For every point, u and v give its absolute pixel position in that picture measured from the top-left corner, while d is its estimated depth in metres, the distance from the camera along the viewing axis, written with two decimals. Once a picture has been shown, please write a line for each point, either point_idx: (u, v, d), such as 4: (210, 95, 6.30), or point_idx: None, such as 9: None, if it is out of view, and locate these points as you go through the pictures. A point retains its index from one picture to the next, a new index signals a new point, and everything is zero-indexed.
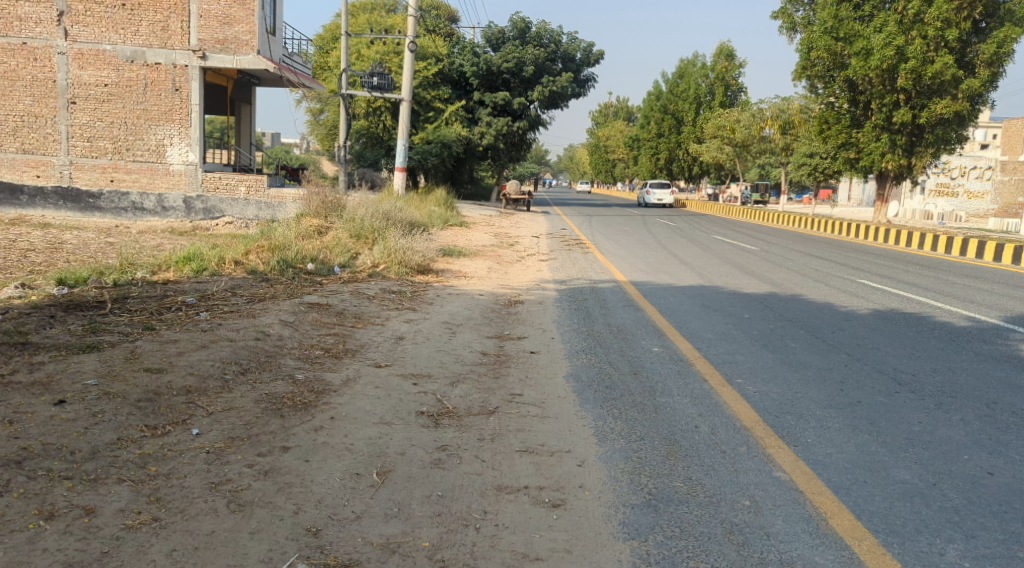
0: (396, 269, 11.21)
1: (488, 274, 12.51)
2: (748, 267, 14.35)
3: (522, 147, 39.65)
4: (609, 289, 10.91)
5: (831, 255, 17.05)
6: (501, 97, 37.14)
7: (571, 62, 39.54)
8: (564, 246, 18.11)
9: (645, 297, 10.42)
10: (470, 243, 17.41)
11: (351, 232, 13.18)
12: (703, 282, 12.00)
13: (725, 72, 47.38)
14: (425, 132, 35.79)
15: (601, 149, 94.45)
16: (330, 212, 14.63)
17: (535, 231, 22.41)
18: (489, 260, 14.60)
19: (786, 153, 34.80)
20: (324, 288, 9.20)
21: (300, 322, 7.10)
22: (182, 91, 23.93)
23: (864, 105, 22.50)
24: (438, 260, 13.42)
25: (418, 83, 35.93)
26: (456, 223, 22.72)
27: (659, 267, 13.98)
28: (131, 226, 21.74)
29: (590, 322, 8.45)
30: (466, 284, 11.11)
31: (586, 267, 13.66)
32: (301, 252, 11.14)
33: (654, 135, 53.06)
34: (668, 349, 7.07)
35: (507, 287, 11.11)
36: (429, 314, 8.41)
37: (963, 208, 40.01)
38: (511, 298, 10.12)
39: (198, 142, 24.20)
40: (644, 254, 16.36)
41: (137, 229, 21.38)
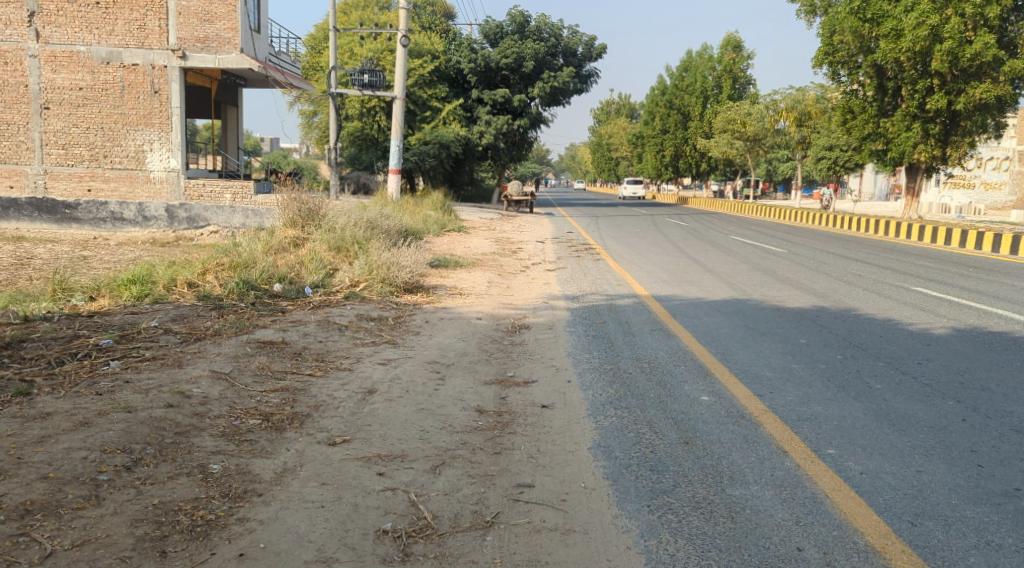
0: (379, 288, 9.57)
1: (488, 289, 10.89)
2: (783, 273, 12.69)
3: (524, 146, 37.97)
4: (630, 308, 9.25)
5: (868, 257, 15.40)
6: (500, 94, 35.50)
7: (572, 57, 37.88)
8: (571, 252, 16.47)
9: (673, 316, 8.80)
10: (469, 252, 15.78)
11: (330, 244, 11.54)
12: (736, 295, 10.33)
13: (733, 65, 45.55)
14: (421, 132, 34.21)
15: (604, 148, 92.60)
16: (309, 220, 12.99)
17: (539, 236, 20.80)
18: (489, 272, 12.95)
19: (803, 146, 33.08)
20: (286, 318, 7.53)
21: (238, 372, 5.44)
22: (162, 93, 22.18)
23: (894, 93, 20.82)
24: (432, 274, 11.78)
25: (414, 82, 34.32)
26: (454, 228, 21.12)
27: (682, 277, 12.32)
28: (110, 238, 20.14)
29: (614, 355, 6.79)
30: (461, 303, 9.46)
31: (599, 278, 12.02)
32: (265, 271, 9.54)
33: (660, 131, 51.39)
34: (721, 398, 5.42)
35: (509, 306, 9.48)
36: (412, 351, 6.73)
37: (981, 200, 38.25)
38: (515, 323, 8.47)
39: (179, 147, 22.47)
40: (661, 261, 14.71)
41: (115, 240, 19.77)
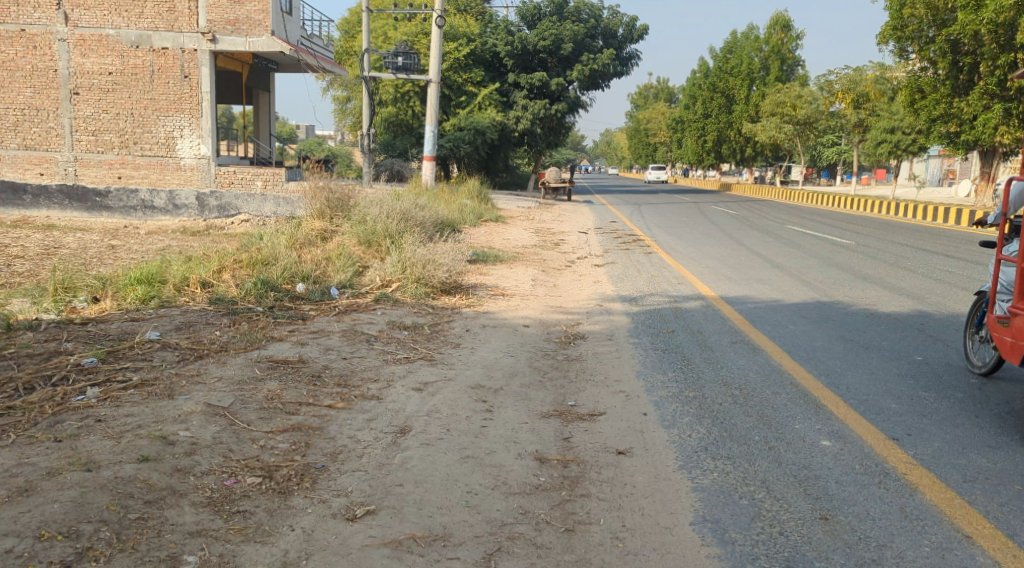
0: (413, 289, 8.52)
1: (534, 289, 9.82)
2: (861, 270, 11.42)
3: (562, 132, 36.59)
4: (699, 314, 8.07)
5: (947, 251, 14.07)
6: (538, 77, 34.20)
7: (613, 38, 36.42)
8: (619, 244, 15.31)
9: (751, 324, 7.63)
10: (508, 245, 14.68)
11: (359, 238, 10.56)
12: (817, 297, 9.10)
13: (781, 45, 45.00)
14: (457, 118, 33.16)
15: (641, 133, 90.43)
16: (337, 212, 11.97)
17: (581, 226, 19.63)
18: (532, 268, 11.85)
19: (859, 130, 31.33)
20: (306, 328, 6.48)
21: (241, 405, 4.38)
22: (192, 77, 21.36)
23: (970, 70, 19.54)
24: (471, 271, 10.73)
25: (449, 66, 33.19)
26: (492, 218, 20.05)
27: (747, 275, 11.10)
28: (141, 227, 19.42)
29: (695, 378, 5.63)
30: (505, 307, 8.38)
31: (656, 276, 10.87)
32: (287, 269, 8.58)
33: (702, 116, 49.79)
34: (848, 445, 4.27)
35: (560, 311, 8.40)
36: (452, 371, 5.66)
37: None
38: (570, 332, 7.38)
39: (210, 133, 21.57)
40: (720, 256, 13.48)
41: (145, 229, 19.03)
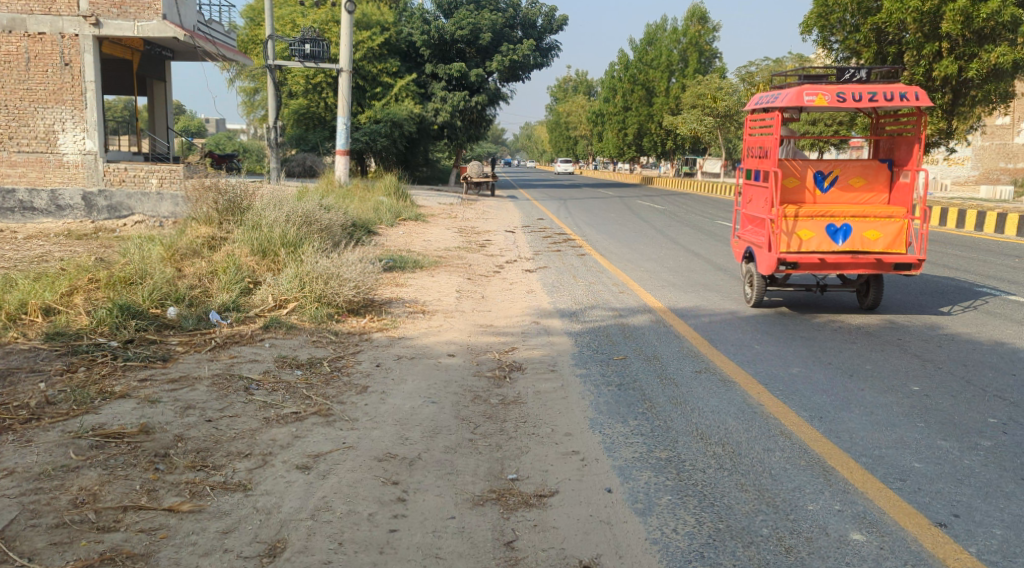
0: (314, 311, 7.13)
1: (458, 303, 8.57)
2: None
3: (482, 125, 35.32)
4: (652, 336, 6.95)
5: None
6: (456, 68, 32.75)
7: (531, 29, 35.38)
8: (549, 245, 14.19)
9: (713, 345, 6.54)
10: (429, 248, 13.35)
11: (252, 248, 8.97)
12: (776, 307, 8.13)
13: (698, 37, 44.37)
14: (372, 110, 31.50)
15: (562, 126, 89.70)
16: (228, 216, 10.27)
17: (507, 224, 18.46)
18: (457, 276, 10.60)
19: None
20: (166, 375, 5.02)
21: (25, 523, 3.03)
22: (74, 65, 19.05)
23: (895, 60, 19.36)
24: (386, 283, 9.40)
25: (362, 56, 31.47)
26: (411, 216, 18.66)
27: (692, 279, 10.08)
28: (19, 231, 17.21)
29: (663, 430, 4.45)
30: (425, 330, 7.07)
31: (594, 284, 9.74)
32: (156, 291, 7.06)
33: (622, 108, 49.24)
34: (882, 539, 3.20)
35: (491, 334, 7.16)
36: (353, 433, 4.34)
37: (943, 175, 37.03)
38: (504, 363, 6.14)
39: (97, 127, 19.31)
40: (658, 257, 12.49)
41: (23, 233, 16.78)
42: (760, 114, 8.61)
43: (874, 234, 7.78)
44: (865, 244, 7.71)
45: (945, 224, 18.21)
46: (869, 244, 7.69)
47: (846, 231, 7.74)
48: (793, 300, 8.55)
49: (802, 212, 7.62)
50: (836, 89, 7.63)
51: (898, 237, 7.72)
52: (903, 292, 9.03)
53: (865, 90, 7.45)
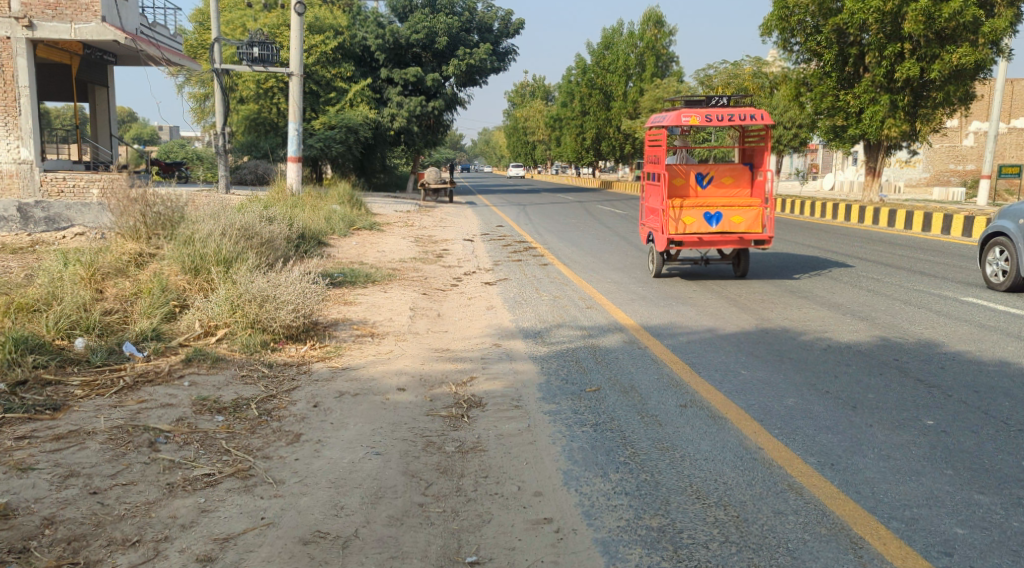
0: (245, 338, 6.28)
1: (411, 322, 7.77)
2: (790, 283, 9.95)
3: (439, 131, 34.49)
4: (627, 359, 6.24)
5: (863, 255, 13.13)
6: (412, 72, 31.90)
7: (488, 33, 34.67)
8: (510, 255, 13.46)
9: (697, 371, 5.84)
10: (383, 260, 12.54)
11: (181, 265, 8.07)
12: (758, 322, 7.49)
13: (655, 41, 44.16)
14: (325, 116, 30.52)
15: (521, 131, 89.01)
16: (158, 230, 9.28)
17: (465, 232, 17.68)
18: (411, 291, 9.81)
19: None
20: (54, 430, 4.17)
21: None
22: (6, 70, 18.53)
23: (856, 62, 19.00)
24: (332, 301, 8.56)
25: (315, 60, 30.50)
26: (365, 225, 17.80)
27: (664, 292, 9.42)
28: None
29: (653, 487, 3.73)
30: (372, 358, 6.26)
31: (561, 298, 9.01)
32: (63, 319, 6.18)
33: (580, 113, 48.72)
34: None
35: (447, 360, 6.38)
36: (277, 504, 3.55)
37: (897, 177, 37.14)
38: (464, 398, 5.35)
39: (31, 134, 18.80)
40: (625, 266, 11.85)
41: None
42: (652, 129, 10.97)
43: (739, 218, 10.31)
44: (731, 226, 10.22)
45: (911, 228, 17.87)
46: (734, 226, 10.22)
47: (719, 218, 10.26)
48: (689, 275, 10.98)
49: (686, 205, 10.12)
50: (706, 112, 9.93)
51: (756, 221, 10.27)
52: (768, 268, 11.65)
53: (727, 113, 9.76)
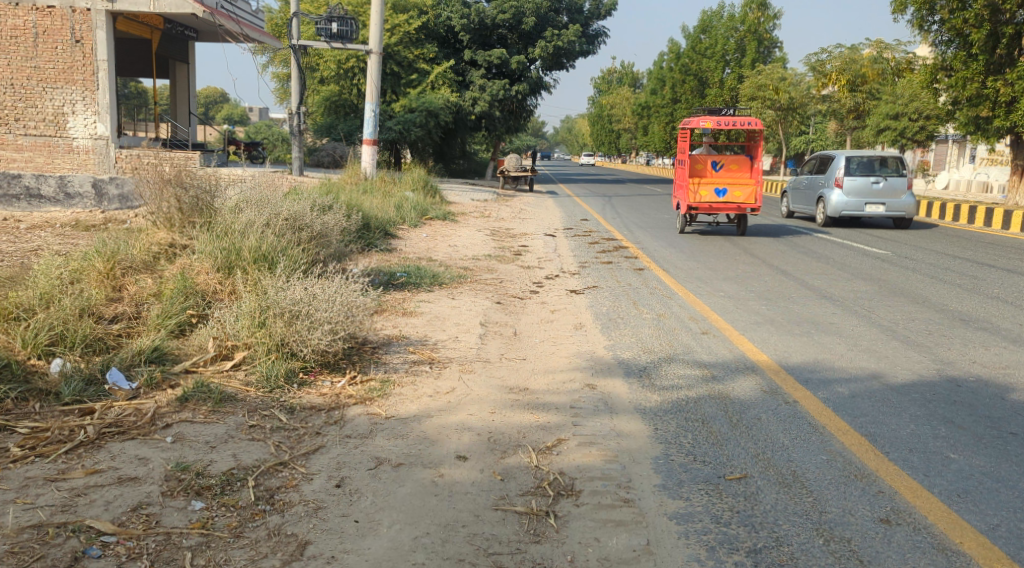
0: (269, 364, 4.79)
1: (482, 343, 6.27)
2: (952, 313, 8.07)
3: (522, 115, 32.98)
4: (772, 422, 4.57)
5: (1021, 273, 11.08)
6: (497, 54, 30.39)
7: (578, 13, 32.75)
8: (597, 255, 11.86)
9: (882, 453, 4.15)
10: (454, 256, 11.11)
11: (213, 260, 6.68)
12: (933, 375, 5.74)
13: (757, 25, 41.08)
14: (407, 98, 29.34)
15: (605, 118, 86.71)
16: (193, 217, 7.86)
17: (547, 225, 16.14)
18: (486, 298, 8.34)
19: (854, 117, 28.58)
20: None
21: None
22: (85, 42, 17.80)
23: (1010, 43, 16.75)
24: (389, 310, 7.13)
25: (397, 40, 29.28)
26: (440, 214, 16.38)
27: (793, 317, 7.68)
28: (18, 220, 13.42)
29: None
30: (426, 402, 4.71)
31: (666, 318, 7.34)
32: (45, 331, 4.82)
33: (672, 100, 46.38)
34: None
35: (526, 407, 4.81)
36: None
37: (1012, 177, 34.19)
38: (548, 479, 3.77)
39: (108, 110, 18.06)
40: (736, 276, 10.12)
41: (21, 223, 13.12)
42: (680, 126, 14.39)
43: (739, 193, 13.82)
44: (733, 199, 13.77)
45: None
46: (735, 198, 13.76)
47: (725, 192, 13.84)
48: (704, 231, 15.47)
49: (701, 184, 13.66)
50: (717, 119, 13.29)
51: (751, 195, 13.77)
52: (764, 231, 15.75)
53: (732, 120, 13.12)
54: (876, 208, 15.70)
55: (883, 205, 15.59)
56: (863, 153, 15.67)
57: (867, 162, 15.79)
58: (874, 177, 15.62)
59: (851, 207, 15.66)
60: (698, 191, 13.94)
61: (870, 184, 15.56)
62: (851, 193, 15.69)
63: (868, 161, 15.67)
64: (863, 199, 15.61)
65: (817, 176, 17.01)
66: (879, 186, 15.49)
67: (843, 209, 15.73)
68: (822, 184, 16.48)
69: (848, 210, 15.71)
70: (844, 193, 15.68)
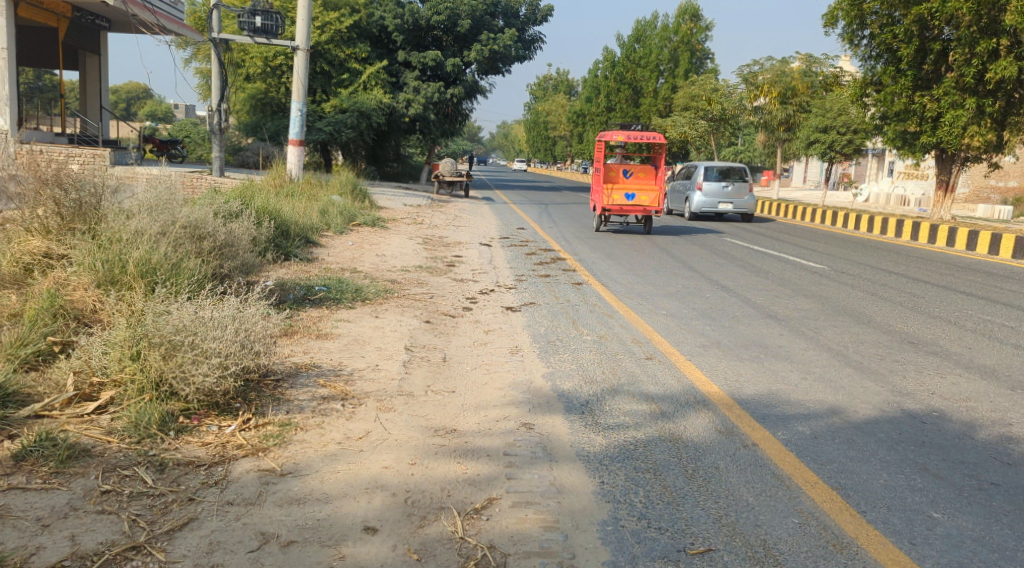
0: (140, 406, 3.97)
1: (405, 373, 5.55)
2: (903, 335, 7.71)
3: (457, 120, 32.24)
4: (734, 473, 3.98)
5: (961, 291, 10.91)
6: (431, 56, 29.57)
7: (514, 18, 32.21)
8: (533, 267, 11.25)
9: (859, 514, 3.60)
10: (381, 267, 10.35)
11: (91, 274, 5.77)
12: (898, 409, 5.28)
13: (689, 35, 41.55)
14: (338, 98, 28.31)
15: (541, 125, 86.71)
16: (75, 224, 6.89)
17: (482, 234, 15.49)
18: (413, 315, 7.62)
19: (785, 129, 28.80)
20: None
21: None
22: None
23: (938, 59, 16.86)
24: (302, 332, 6.34)
25: (328, 38, 28.19)
26: (368, 220, 15.54)
27: (741, 339, 7.18)
28: None
29: None
30: (333, 452, 3.96)
31: (608, 341, 6.73)
32: None
33: (606, 108, 46.28)
34: None
35: (452, 456, 4.11)
36: None
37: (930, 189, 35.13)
38: (475, 558, 3.10)
39: (7, 102, 16.63)
40: (678, 293, 9.62)
41: None
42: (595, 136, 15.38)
43: (645, 197, 14.96)
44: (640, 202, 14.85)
45: (989, 252, 15.79)
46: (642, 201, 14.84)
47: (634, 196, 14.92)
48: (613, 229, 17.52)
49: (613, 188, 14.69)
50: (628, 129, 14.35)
51: (656, 199, 14.91)
52: (667, 228, 17.67)
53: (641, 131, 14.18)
54: (726, 206, 19.84)
55: (731, 204, 19.71)
56: (717, 163, 19.75)
57: (720, 172, 19.88)
58: (725, 182, 19.75)
59: (708, 205, 19.68)
60: (610, 194, 14.97)
61: (723, 188, 19.66)
62: (707, 194, 19.72)
63: (720, 170, 19.80)
64: (716, 199, 19.71)
65: (682, 180, 20.98)
66: (729, 190, 19.62)
67: (702, 207, 19.74)
68: (687, 188, 20.49)
69: (706, 208, 19.72)
70: (703, 193, 19.62)
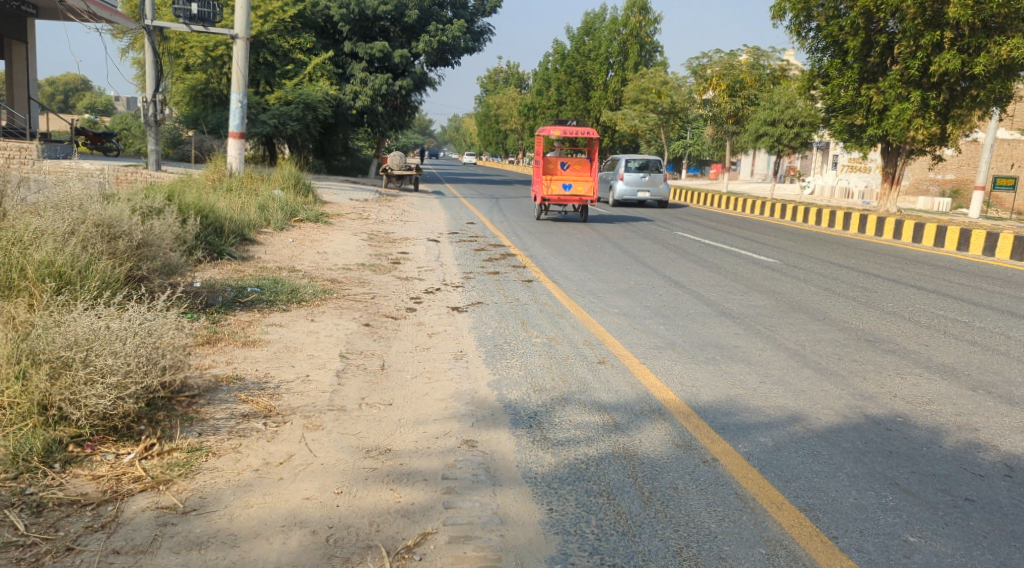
0: (17, 432, 3.51)
1: (339, 384, 5.09)
2: (862, 333, 7.48)
3: (406, 112, 31.58)
4: (693, 495, 3.65)
5: (915, 285, 10.78)
6: (379, 47, 28.85)
7: (463, 9, 31.64)
8: (482, 263, 10.82)
9: (830, 541, 3.29)
10: (322, 264, 9.84)
11: None
12: (864, 416, 5.00)
13: (638, 29, 41.42)
14: (282, 90, 27.44)
15: (492, 118, 86.13)
16: None
17: (430, 229, 15.02)
18: (353, 318, 7.15)
19: (733, 122, 28.79)
20: None
21: None
22: None
23: (883, 52, 16.88)
24: (228, 339, 5.84)
25: (272, 28, 27.26)
26: (311, 216, 14.95)
27: (698, 340, 6.87)
28: None
29: None
30: (248, 482, 3.50)
31: (557, 344, 6.35)
32: None
33: (557, 101, 45.94)
34: None
35: (385, 482, 3.68)
36: None
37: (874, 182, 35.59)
38: None
39: None
40: (630, 289, 9.31)
41: None
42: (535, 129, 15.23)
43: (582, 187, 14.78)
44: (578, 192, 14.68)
45: (935, 244, 15.83)
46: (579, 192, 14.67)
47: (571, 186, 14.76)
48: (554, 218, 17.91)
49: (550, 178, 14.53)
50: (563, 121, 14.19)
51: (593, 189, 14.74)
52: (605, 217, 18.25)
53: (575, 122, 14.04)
54: (645, 195, 21.16)
55: (649, 193, 21.07)
56: (636, 155, 21.09)
57: (639, 164, 21.17)
58: (643, 173, 21.07)
59: (628, 193, 20.92)
60: (549, 185, 14.80)
61: (641, 178, 20.94)
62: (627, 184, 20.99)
63: (640, 161, 21.13)
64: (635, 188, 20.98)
65: (607, 173, 22.38)
66: (646, 180, 20.94)
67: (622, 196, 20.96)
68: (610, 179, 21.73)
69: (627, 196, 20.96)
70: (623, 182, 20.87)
